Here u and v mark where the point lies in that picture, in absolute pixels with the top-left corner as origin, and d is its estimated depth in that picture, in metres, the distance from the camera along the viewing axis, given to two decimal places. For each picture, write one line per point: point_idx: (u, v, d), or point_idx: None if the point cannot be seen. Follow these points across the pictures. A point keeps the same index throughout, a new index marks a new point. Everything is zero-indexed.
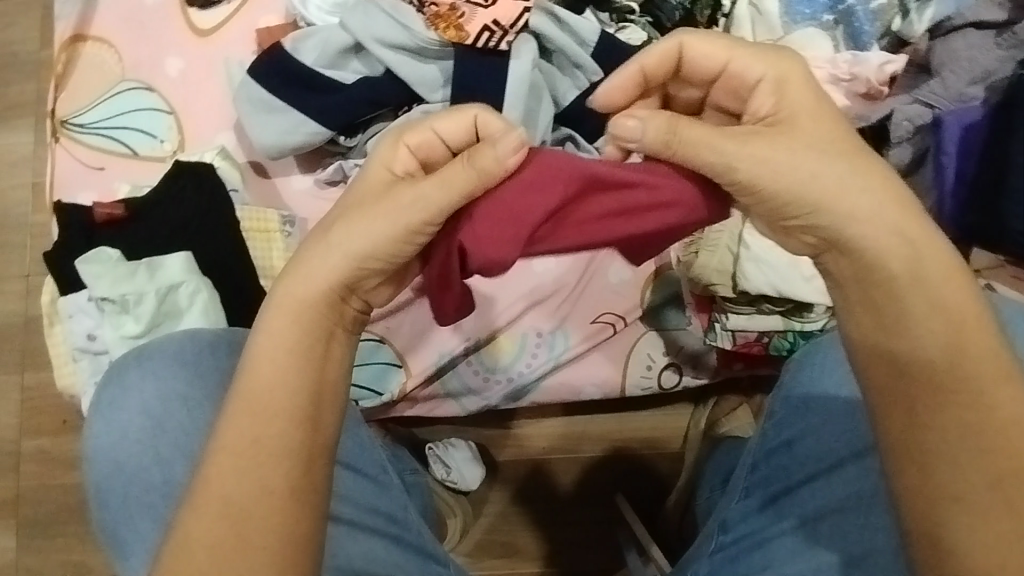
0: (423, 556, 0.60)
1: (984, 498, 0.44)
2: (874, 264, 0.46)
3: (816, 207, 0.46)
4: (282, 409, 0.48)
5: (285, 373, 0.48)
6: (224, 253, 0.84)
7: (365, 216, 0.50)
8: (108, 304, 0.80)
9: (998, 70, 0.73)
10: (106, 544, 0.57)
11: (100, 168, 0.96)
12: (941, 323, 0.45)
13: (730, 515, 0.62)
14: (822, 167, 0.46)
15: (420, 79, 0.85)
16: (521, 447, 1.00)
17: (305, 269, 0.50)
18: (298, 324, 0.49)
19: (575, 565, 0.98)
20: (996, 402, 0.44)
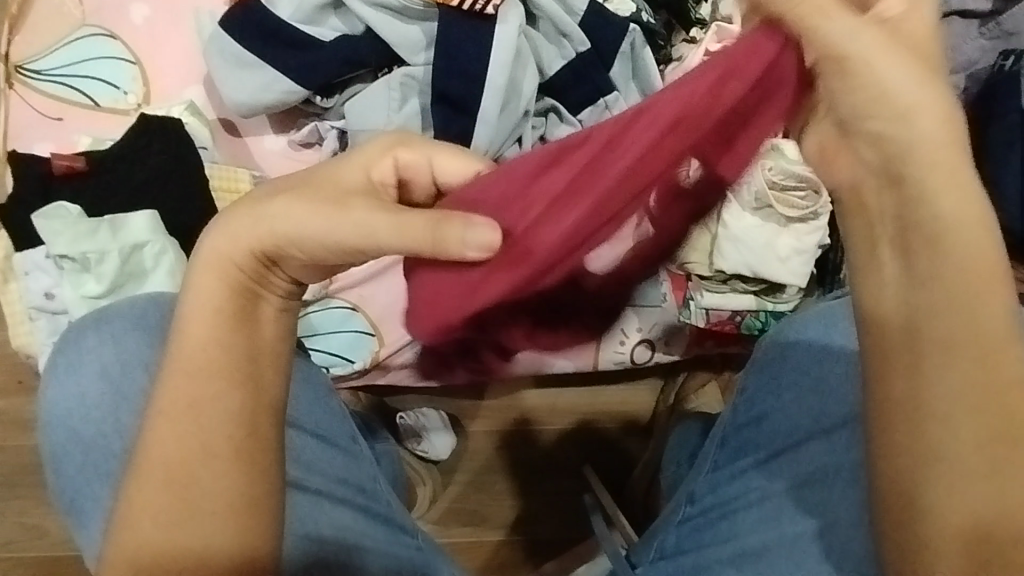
0: (391, 526, 0.60)
1: (971, 462, 0.44)
2: (928, 202, 0.41)
3: (897, 121, 0.40)
4: (216, 370, 0.47)
5: (213, 336, 0.47)
6: (190, 213, 0.81)
7: (296, 195, 0.47)
8: (67, 262, 0.77)
9: (981, 59, 0.73)
10: (64, 508, 0.55)
11: (58, 118, 0.91)
12: (970, 280, 0.42)
13: (697, 488, 0.64)
14: (915, 83, 0.39)
15: (401, 40, 0.82)
16: (492, 418, 1.01)
17: (235, 226, 0.47)
18: (225, 288, 0.47)
19: (542, 534, 0.99)
20: (1003, 369, 0.43)
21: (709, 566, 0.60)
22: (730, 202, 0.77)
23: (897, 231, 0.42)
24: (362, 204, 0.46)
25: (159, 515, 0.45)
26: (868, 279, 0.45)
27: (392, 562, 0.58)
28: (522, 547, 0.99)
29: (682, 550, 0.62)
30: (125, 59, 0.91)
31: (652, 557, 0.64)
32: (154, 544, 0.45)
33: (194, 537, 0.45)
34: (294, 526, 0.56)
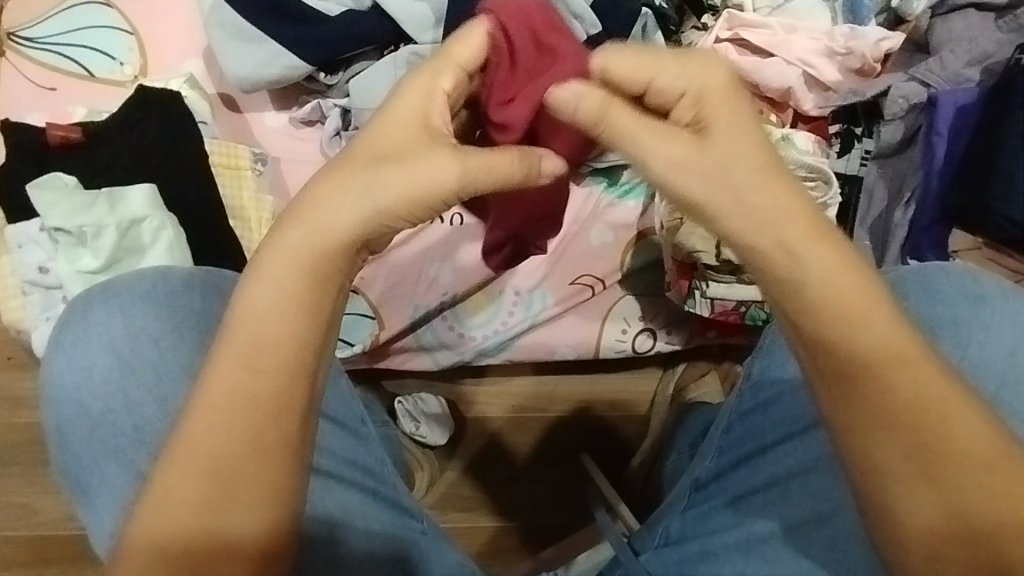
0: (399, 510, 0.59)
1: (912, 471, 0.44)
2: (778, 263, 0.45)
3: (715, 212, 0.46)
4: (286, 360, 0.44)
5: (284, 327, 0.44)
6: (192, 189, 0.79)
7: (389, 176, 0.46)
8: (62, 235, 0.75)
9: (995, 52, 0.74)
10: (67, 487, 0.54)
11: (52, 88, 0.88)
12: (847, 320, 0.44)
13: (703, 473, 0.63)
14: (729, 167, 0.46)
15: (409, 16, 0.81)
16: (489, 404, 1.00)
17: (311, 215, 0.45)
18: (300, 273, 0.44)
19: (539, 521, 0.99)
20: (910, 379, 0.44)
21: (716, 553, 0.60)
22: None
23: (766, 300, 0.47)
24: (443, 156, 0.47)
25: (179, 501, 0.43)
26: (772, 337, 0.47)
27: (401, 547, 0.58)
28: (518, 533, 0.99)
29: (686, 538, 0.62)
30: (122, 29, 0.89)
31: (657, 542, 0.64)
32: (182, 531, 0.43)
33: (225, 525, 0.43)
34: (312, 513, 0.56)
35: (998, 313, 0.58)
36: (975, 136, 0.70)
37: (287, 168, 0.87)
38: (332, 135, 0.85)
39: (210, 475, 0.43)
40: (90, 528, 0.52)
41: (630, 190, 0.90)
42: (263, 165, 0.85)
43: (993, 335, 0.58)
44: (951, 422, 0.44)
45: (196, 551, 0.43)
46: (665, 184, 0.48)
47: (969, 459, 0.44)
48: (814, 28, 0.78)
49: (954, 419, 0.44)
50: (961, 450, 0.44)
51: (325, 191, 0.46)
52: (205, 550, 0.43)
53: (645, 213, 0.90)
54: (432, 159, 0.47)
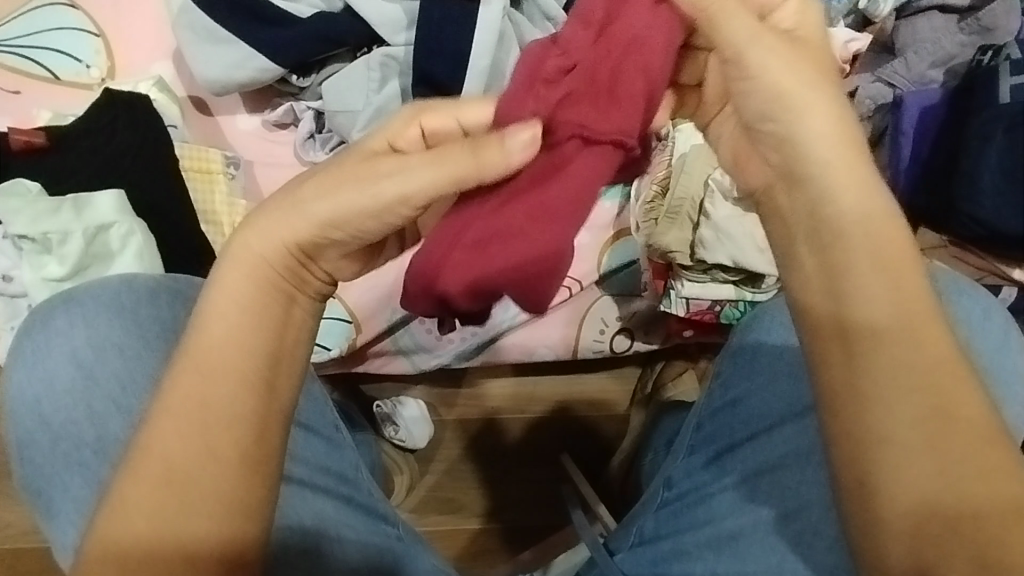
0: (372, 515, 0.59)
1: (912, 439, 0.44)
2: (824, 204, 0.46)
3: (793, 117, 0.46)
4: (238, 373, 0.45)
5: (239, 334, 0.45)
6: (163, 195, 0.78)
7: (344, 182, 0.46)
8: (26, 242, 0.73)
9: (958, 54, 0.75)
10: (31, 500, 0.53)
11: (15, 91, 0.86)
12: (877, 274, 0.45)
13: (674, 473, 0.64)
14: (806, 83, 0.46)
15: (381, 18, 0.80)
16: (468, 407, 1.00)
17: (259, 227, 0.47)
18: (267, 287, 0.47)
19: (519, 523, 0.99)
20: (924, 345, 0.44)
21: (688, 551, 0.60)
22: (712, 192, 0.79)
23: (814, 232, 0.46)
24: (409, 161, 0.46)
25: (133, 508, 0.43)
26: (794, 281, 0.47)
27: (375, 554, 0.57)
28: (499, 535, 0.99)
29: (660, 536, 0.63)
30: (87, 31, 0.87)
31: (632, 542, 0.64)
32: (137, 539, 0.43)
33: (177, 534, 0.43)
34: (283, 522, 0.55)
35: (958, 309, 0.60)
36: (938, 135, 0.70)
37: (260, 172, 0.85)
38: (307, 137, 0.85)
39: (168, 484, 0.43)
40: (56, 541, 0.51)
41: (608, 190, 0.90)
42: (236, 168, 0.84)
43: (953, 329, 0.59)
44: (960, 397, 0.44)
45: (151, 560, 0.43)
46: (763, 75, 0.46)
47: (969, 433, 0.44)
48: None
49: (961, 390, 0.44)
50: (967, 426, 0.44)
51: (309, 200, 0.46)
52: (156, 558, 0.43)
53: (622, 214, 0.90)
54: (387, 168, 0.46)
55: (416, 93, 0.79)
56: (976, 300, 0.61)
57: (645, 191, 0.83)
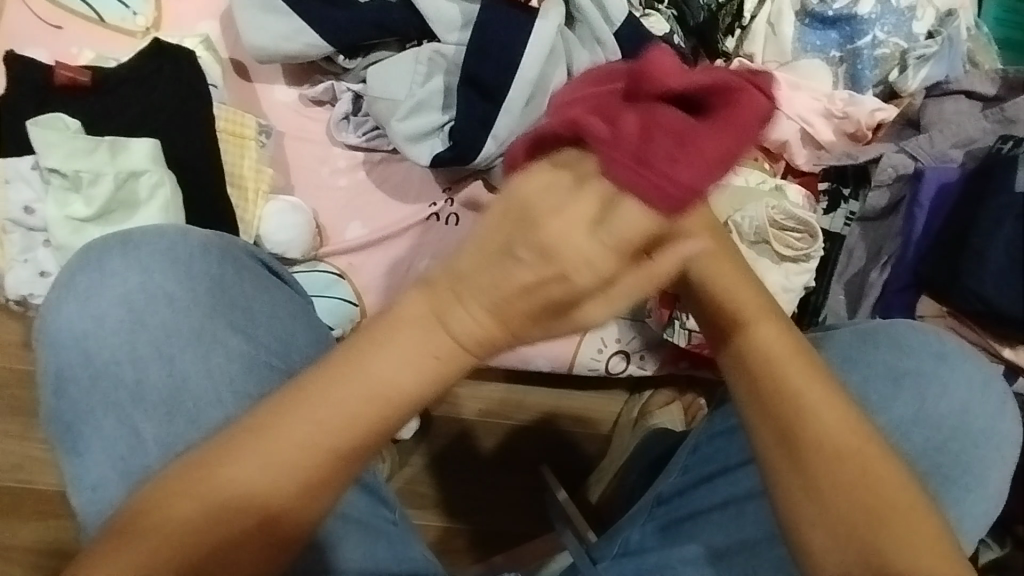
0: (376, 498, 0.60)
1: (844, 541, 0.43)
2: (747, 328, 0.47)
3: (704, 284, 0.47)
4: (341, 439, 0.37)
5: (349, 423, 0.37)
6: (196, 152, 0.79)
7: (500, 271, 0.33)
8: (56, 177, 0.73)
9: (980, 139, 0.79)
10: (48, 431, 0.53)
11: (58, 26, 0.85)
12: (788, 371, 0.45)
13: (665, 489, 0.66)
14: (713, 274, 0.46)
15: (438, 15, 0.81)
16: (456, 405, 1.00)
17: (422, 317, 0.36)
18: (419, 369, 0.36)
19: (490, 525, 1.00)
20: (850, 449, 0.44)
21: (671, 566, 0.63)
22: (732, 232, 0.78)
23: (741, 366, 0.46)
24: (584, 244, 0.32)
25: (198, 501, 0.38)
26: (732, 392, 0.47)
27: (371, 533, 0.58)
28: (467, 535, 1.00)
29: (644, 549, 0.65)
30: None
31: (615, 552, 0.67)
32: (179, 535, 0.38)
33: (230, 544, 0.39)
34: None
35: (951, 374, 0.63)
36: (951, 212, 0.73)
37: (291, 144, 0.86)
38: (341, 119, 0.86)
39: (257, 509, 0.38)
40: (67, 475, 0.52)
41: None
42: (267, 136, 0.85)
43: (943, 394, 0.63)
44: (878, 480, 0.44)
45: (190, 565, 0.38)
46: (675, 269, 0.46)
47: (904, 536, 0.43)
48: (817, 88, 0.83)
49: (890, 490, 0.44)
50: (889, 504, 0.44)
51: (465, 273, 0.34)
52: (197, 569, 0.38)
53: None
54: (589, 305, 0.34)
55: (461, 93, 0.81)
56: (976, 369, 0.64)
57: None
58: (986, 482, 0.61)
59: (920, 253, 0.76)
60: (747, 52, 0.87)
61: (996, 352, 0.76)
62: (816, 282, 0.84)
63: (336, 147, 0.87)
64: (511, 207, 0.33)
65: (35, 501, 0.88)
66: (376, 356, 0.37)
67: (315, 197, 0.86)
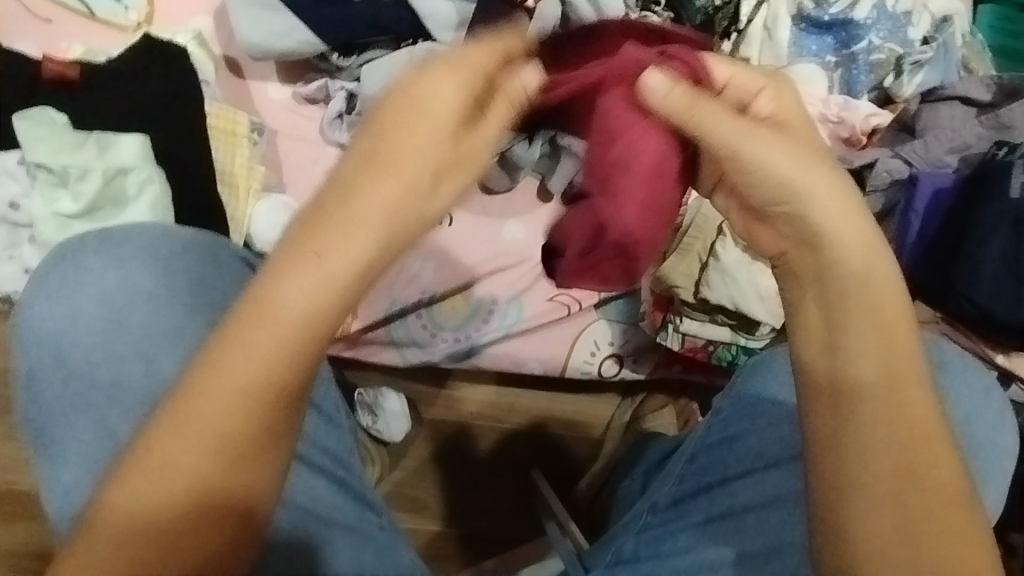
0: (360, 501, 0.59)
1: (882, 488, 0.44)
2: (835, 262, 0.48)
3: (800, 201, 0.48)
4: (276, 375, 0.42)
5: (261, 362, 0.42)
6: (186, 148, 0.78)
7: (371, 191, 0.43)
8: (43, 172, 0.73)
9: (975, 144, 0.79)
10: (24, 435, 0.52)
11: (48, 20, 0.84)
12: (872, 327, 0.46)
13: (661, 499, 0.65)
14: (799, 170, 0.48)
15: (433, 14, 0.81)
16: (447, 408, 1.00)
17: (308, 251, 0.43)
18: (327, 298, 0.43)
19: (482, 531, 1.00)
20: (908, 403, 0.46)
21: None
22: (724, 236, 0.82)
23: (815, 294, 0.48)
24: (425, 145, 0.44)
25: (155, 473, 0.42)
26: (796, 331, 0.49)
27: (358, 539, 0.57)
28: (457, 539, 0.99)
29: (637, 558, 0.64)
30: None
31: (608, 561, 0.65)
32: (148, 505, 0.42)
33: (198, 501, 0.42)
34: (290, 497, 0.55)
35: (958, 382, 0.63)
36: (946, 219, 0.75)
37: (282, 143, 0.86)
38: (334, 117, 0.84)
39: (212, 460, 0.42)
40: (46, 478, 0.51)
41: None
42: (259, 134, 0.84)
43: (954, 402, 0.62)
44: (926, 447, 0.45)
45: (164, 532, 0.42)
46: (759, 169, 0.48)
47: (937, 491, 0.45)
48: (813, 92, 0.82)
49: (932, 447, 0.46)
50: (926, 461, 0.45)
51: (327, 213, 0.43)
52: (176, 535, 0.42)
53: None
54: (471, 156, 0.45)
55: None
56: (979, 379, 0.64)
57: None
58: (989, 492, 0.62)
59: (918, 260, 0.76)
60: (742, 55, 0.85)
61: (989, 359, 0.76)
62: None
63: (329, 147, 0.86)
64: (363, 157, 0.44)
65: (14, 503, 0.87)
66: (269, 292, 0.42)
67: (307, 196, 0.84)
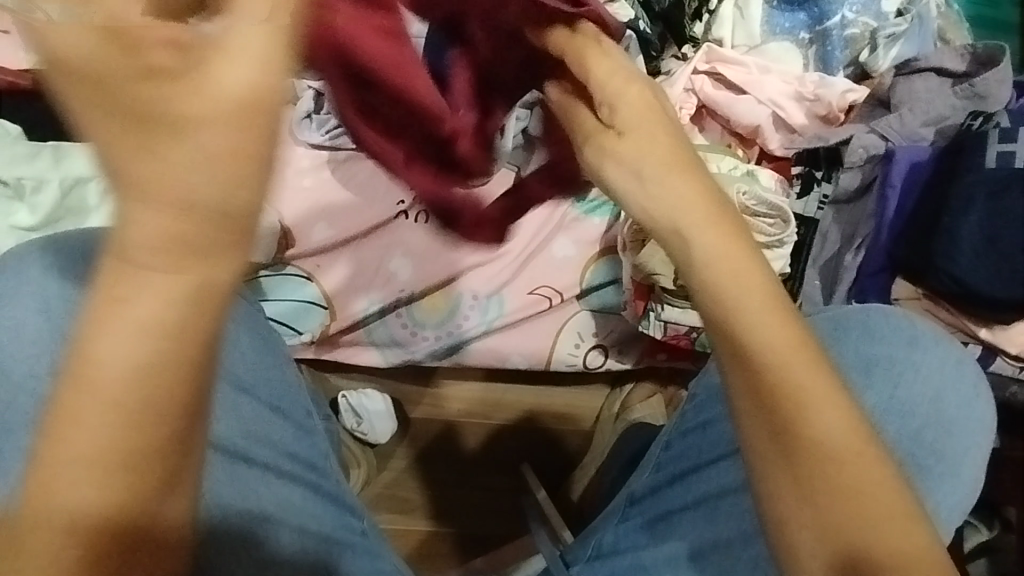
0: (341, 505, 0.61)
1: (798, 476, 0.41)
2: (711, 265, 0.43)
3: (661, 213, 0.45)
4: (132, 450, 0.29)
5: (101, 434, 0.29)
6: None
7: (172, 169, 0.27)
8: (2, 188, 0.73)
9: (952, 116, 0.78)
10: None
11: None
12: (752, 321, 0.42)
13: (637, 489, 0.66)
14: (669, 172, 0.45)
15: None
16: (433, 406, 0.98)
17: (124, 274, 0.28)
18: (153, 332, 0.28)
19: (472, 530, 0.98)
20: (810, 384, 0.42)
21: (645, 567, 0.62)
22: None
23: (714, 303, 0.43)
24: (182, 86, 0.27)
25: None
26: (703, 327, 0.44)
27: (343, 546, 0.59)
28: (448, 539, 0.98)
29: (616, 550, 0.65)
30: None
31: (588, 555, 0.66)
32: None
33: None
34: (214, 492, 0.55)
35: (930, 356, 0.63)
36: (924, 193, 0.75)
37: None
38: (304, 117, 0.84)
39: (111, 545, 0.30)
40: None
41: (598, 207, 0.90)
42: None
43: (925, 378, 0.62)
44: (836, 427, 0.41)
45: None
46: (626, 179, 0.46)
47: (853, 471, 0.41)
48: (787, 71, 0.82)
49: (840, 428, 0.41)
50: (842, 451, 0.41)
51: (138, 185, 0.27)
52: None
53: (610, 231, 0.91)
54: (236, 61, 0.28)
55: None
56: (949, 351, 0.63)
57: (637, 212, 0.84)
58: (963, 471, 0.61)
59: (896, 235, 0.76)
60: (715, 37, 0.84)
61: (974, 333, 0.75)
62: (791, 268, 0.81)
63: (300, 147, 0.86)
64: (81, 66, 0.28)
65: None
66: (82, 344, 0.29)
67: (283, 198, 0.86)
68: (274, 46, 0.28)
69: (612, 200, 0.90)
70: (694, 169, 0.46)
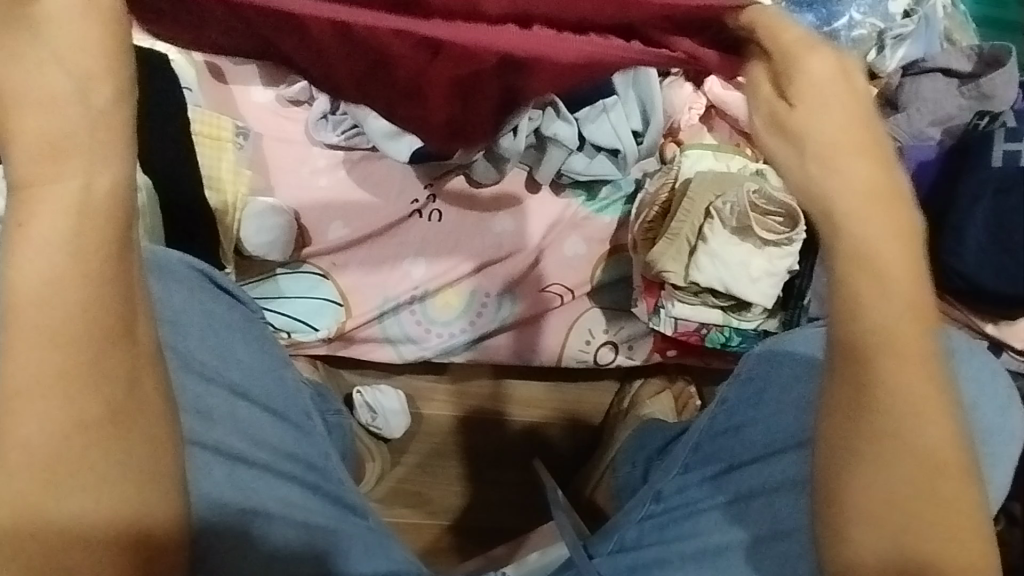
0: (340, 505, 0.62)
1: (890, 468, 0.44)
2: (874, 256, 0.41)
3: (844, 207, 0.40)
4: (88, 399, 0.37)
5: (53, 386, 0.36)
6: (168, 153, 0.77)
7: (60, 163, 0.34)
8: None
9: (957, 116, 0.79)
10: None
11: None
12: (888, 318, 0.41)
13: (665, 487, 0.67)
14: (850, 156, 0.39)
15: None
16: (445, 402, 1.00)
17: (33, 248, 0.35)
18: (83, 299, 0.36)
19: (485, 524, 1.00)
20: (919, 383, 0.43)
21: (670, 560, 0.63)
22: (712, 219, 0.80)
23: (863, 292, 0.41)
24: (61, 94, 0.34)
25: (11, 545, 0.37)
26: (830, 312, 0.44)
27: (349, 539, 0.61)
28: (461, 533, 1.00)
29: (640, 546, 0.66)
30: None
31: (611, 549, 0.67)
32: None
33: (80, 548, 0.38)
34: (202, 488, 0.56)
35: (966, 364, 0.66)
36: (930, 192, 0.77)
37: (268, 146, 0.88)
38: (320, 118, 0.87)
39: (111, 480, 0.38)
40: None
41: (609, 206, 0.92)
42: (244, 139, 0.87)
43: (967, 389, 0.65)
44: (932, 427, 0.43)
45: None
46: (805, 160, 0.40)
47: (942, 467, 0.44)
48: None
49: (933, 427, 0.44)
50: (931, 450, 0.44)
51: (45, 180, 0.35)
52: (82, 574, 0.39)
53: (620, 230, 0.92)
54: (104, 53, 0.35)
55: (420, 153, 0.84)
56: (983, 361, 0.67)
57: (647, 211, 0.86)
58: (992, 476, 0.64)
59: None
60: None
61: (980, 328, 0.78)
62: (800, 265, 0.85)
63: (316, 147, 0.89)
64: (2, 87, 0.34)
65: None
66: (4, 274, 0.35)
67: (296, 197, 0.88)
68: (111, 44, 0.35)
69: (622, 199, 0.92)
70: (879, 149, 0.40)
